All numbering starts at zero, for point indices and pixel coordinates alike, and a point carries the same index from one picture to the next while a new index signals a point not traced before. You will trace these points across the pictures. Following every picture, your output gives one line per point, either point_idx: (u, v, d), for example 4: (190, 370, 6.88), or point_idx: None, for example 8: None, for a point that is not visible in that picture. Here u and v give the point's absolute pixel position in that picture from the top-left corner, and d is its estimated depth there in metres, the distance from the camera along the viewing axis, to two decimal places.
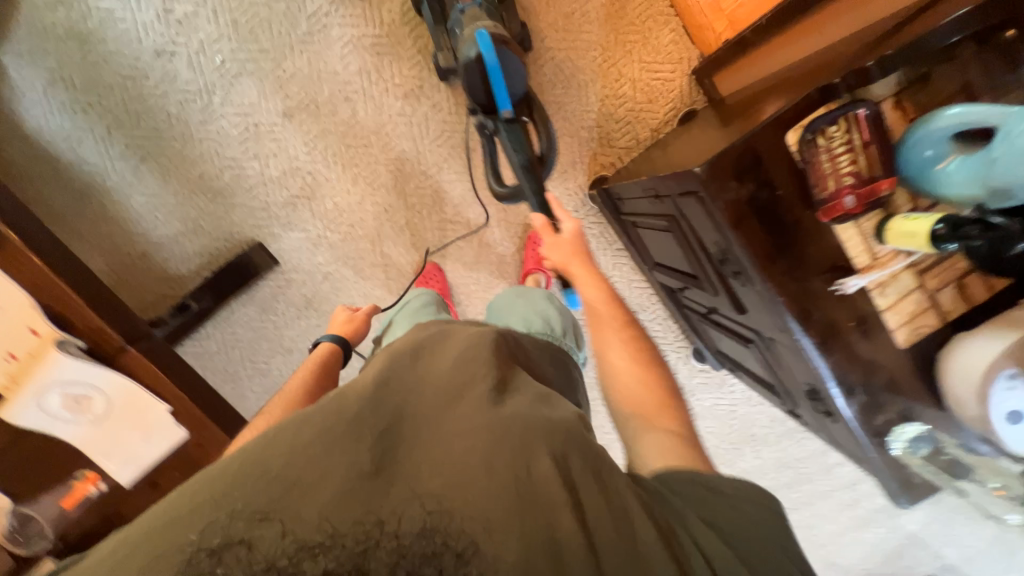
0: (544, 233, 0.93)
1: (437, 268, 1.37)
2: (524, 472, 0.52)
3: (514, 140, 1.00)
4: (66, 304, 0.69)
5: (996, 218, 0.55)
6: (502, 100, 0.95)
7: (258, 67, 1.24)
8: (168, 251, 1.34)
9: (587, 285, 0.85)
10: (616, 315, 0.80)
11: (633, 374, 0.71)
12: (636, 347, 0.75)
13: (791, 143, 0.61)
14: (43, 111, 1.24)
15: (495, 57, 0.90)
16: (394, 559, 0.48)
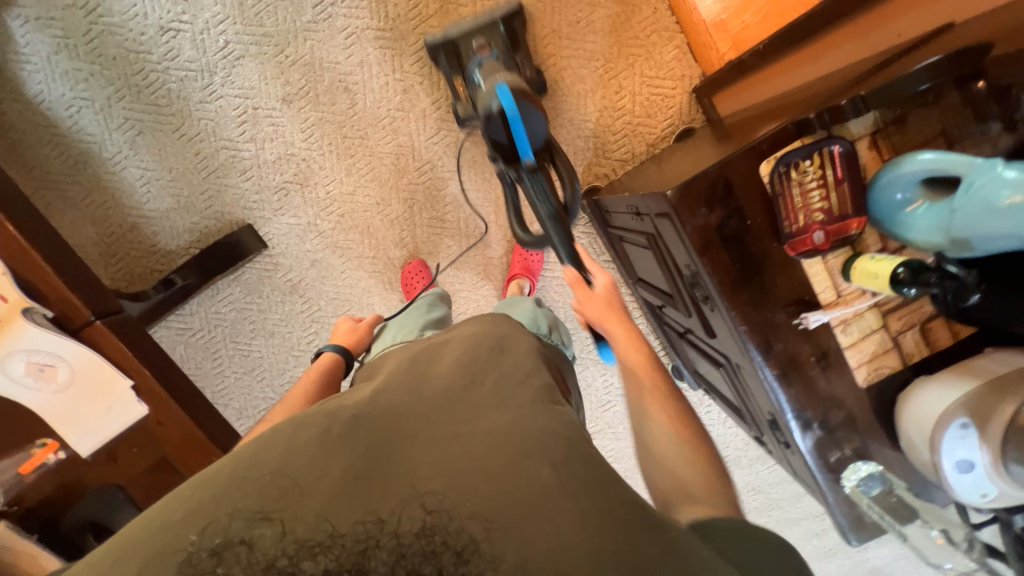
0: (576, 285, 0.89)
1: (424, 265, 1.36)
2: (527, 477, 0.50)
3: (539, 190, 0.93)
4: (41, 275, 0.70)
5: (952, 267, 0.57)
6: (524, 149, 0.89)
7: (261, 50, 1.24)
8: (158, 226, 1.35)
9: (625, 347, 0.80)
10: (657, 382, 0.73)
11: (680, 452, 0.64)
12: (681, 421, 0.68)
13: (763, 174, 0.61)
14: (45, 77, 1.25)
15: (517, 110, 0.85)
16: (393, 558, 0.45)
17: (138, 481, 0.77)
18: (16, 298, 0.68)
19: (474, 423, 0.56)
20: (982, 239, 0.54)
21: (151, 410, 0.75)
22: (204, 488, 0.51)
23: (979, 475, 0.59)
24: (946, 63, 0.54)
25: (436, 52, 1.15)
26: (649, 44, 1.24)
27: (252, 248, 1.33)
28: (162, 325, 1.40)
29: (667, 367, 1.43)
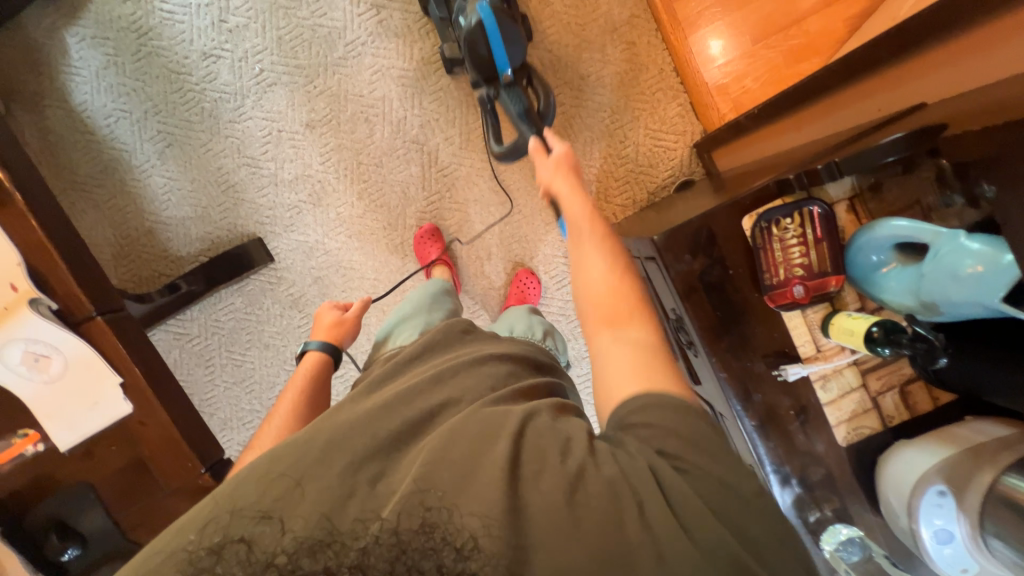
0: (535, 157, 0.89)
1: (437, 231, 1.38)
2: (482, 456, 0.52)
3: (513, 97, 1.09)
4: (51, 268, 0.73)
5: (922, 329, 0.58)
6: (501, 64, 1.05)
7: (292, 80, 1.34)
8: (173, 232, 1.41)
9: (570, 199, 0.78)
10: (594, 226, 0.72)
11: (607, 284, 0.64)
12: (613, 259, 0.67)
13: (746, 228, 0.64)
14: (91, 89, 1.35)
15: (494, 23, 1.02)
16: (393, 550, 0.49)
17: (110, 483, 0.77)
18: (26, 289, 0.71)
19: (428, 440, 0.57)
20: (949, 305, 0.56)
21: (137, 409, 0.76)
22: (205, 503, 0.55)
23: (960, 548, 0.58)
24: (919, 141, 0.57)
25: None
26: (654, 101, 1.32)
27: (259, 260, 1.38)
28: (164, 327, 1.43)
29: None
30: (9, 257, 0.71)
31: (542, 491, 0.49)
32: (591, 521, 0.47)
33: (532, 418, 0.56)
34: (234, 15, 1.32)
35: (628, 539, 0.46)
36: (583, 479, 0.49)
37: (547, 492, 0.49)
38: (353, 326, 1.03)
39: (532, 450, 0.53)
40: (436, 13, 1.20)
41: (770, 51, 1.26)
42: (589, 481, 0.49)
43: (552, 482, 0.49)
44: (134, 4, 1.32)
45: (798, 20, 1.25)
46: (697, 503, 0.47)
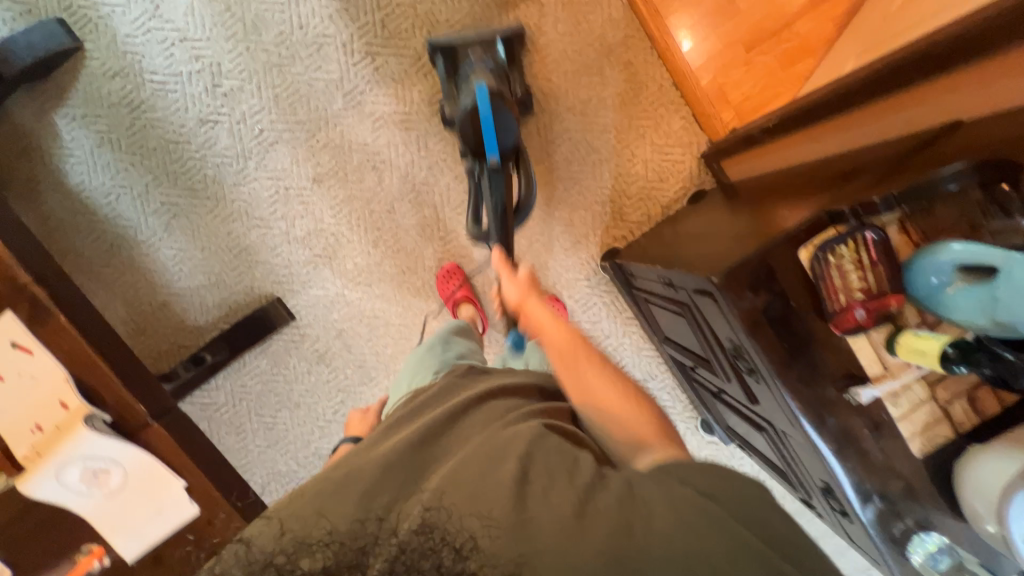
0: (501, 271, 0.98)
1: (459, 268, 1.38)
2: (495, 469, 0.59)
3: (495, 184, 1.03)
4: (99, 378, 0.71)
5: (1005, 351, 0.57)
6: (490, 148, 1.00)
7: (294, 136, 1.32)
8: (188, 302, 1.38)
9: (546, 323, 0.85)
10: (581, 348, 0.79)
11: (619, 406, 0.71)
12: (619, 382, 0.74)
13: (802, 259, 0.64)
14: (87, 168, 1.32)
15: (489, 110, 0.98)
16: (393, 552, 0.56)
17: None
18: (77, 405, 0.69)
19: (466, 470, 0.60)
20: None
21: (205, 506, 0.74)
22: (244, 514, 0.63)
23: None
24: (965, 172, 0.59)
25: (433, 54, 1.19)
26: (657, 116, 1.33)
27: (281, 320, 1.35)
28: (194, 399, 1.41)
29: (695, 421, 1.46)
30: (56, 373, 0.69)
31: (550, 502, 0.56)
32: (598, 523, 0.53)
33: (545, 438, 0.62)
34: (227, 78, 1.30)
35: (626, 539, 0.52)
36: (587, 488, 0.57)
37: (550, 502, 0.55)
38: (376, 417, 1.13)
39: (541, 466, 0.59)
40: (442, 69, 1.20)
41: (764, 58, 1.29)
42: (594, 489, 0.57)
43: (563, 494, 0.56)
44: (123, 78, 1.30)
45: (788, 23, 1.27)
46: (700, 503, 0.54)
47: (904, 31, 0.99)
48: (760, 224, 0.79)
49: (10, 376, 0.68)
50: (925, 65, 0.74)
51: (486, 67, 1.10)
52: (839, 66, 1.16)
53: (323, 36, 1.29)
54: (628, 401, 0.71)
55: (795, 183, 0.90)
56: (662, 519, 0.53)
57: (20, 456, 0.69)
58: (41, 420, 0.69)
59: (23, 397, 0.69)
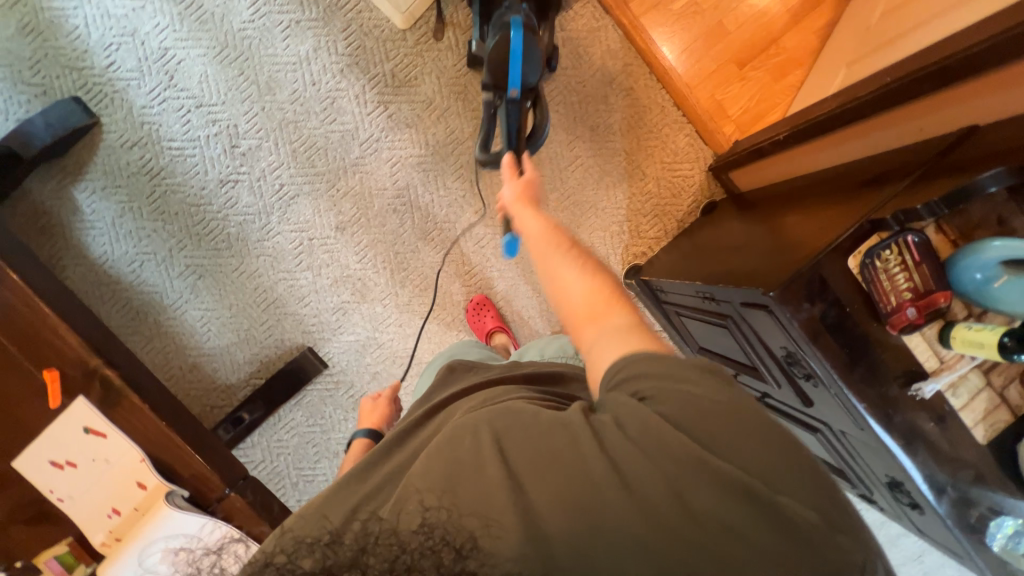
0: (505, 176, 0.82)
1: (487, 299, 1.40)
2: (476, 453, 0.54)
3: (511, 115, 1.08)
4: (173, 451, 0.71)
5: None
6: (512, 80, 1.05)
7: (315, 188, 1.35)
8: (218, 361, 1.37)
9: (525, 219, 0.73)
10: (556, 239, 0.67)
11: (581, 296, 0.61)
12: (580, 258, 0.64)
13: (852, 267, 0.69)
14: (109, 239, 1.33)
15: (520, 40, 1.03)
16: (391, 554, 0.52)
17: None
18: (156, 483, 0.70)
19: (454, 461, 0.54)
20: None
21: None
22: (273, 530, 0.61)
23: None
24: (1006, 172, 0.62)
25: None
26: (663, 136, 1.39)
27: (315, 370, 1.36)
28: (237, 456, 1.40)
29: None
30: (131, 454, 0.69)
31: (510, 465, 0.52)
32: (562, 480, 0.50)
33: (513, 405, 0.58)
34: (245, 138, 1.33)
35: (595, 493, 0.48)
36: (560, 454, 0.51)
37: (541, 475, 0.51)
38: (389, 404, 1.12)
39: (516, 439, 0.54)
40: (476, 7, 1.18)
41: (757, 73, 1.36)
42: (554, 437, 0.52)
43: (526, 456, 0.52)
44: (141, 147, 1.32)
45: (775, 40, 1.35)
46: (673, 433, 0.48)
47: (888, 40, 1.06)
48: (795, 233, 0.82)
49: (83, 462, 0.68)
50: (935, 75, 0.77)
51: (521, 9, 1.10)
52: (830, 75, 1.23)
53: (335, 90, 1.33)
54: (587, 272, 0.63)
55: (815, 192, 0.93)
56: (628, 460, 0.49)
57: (98, 543, 0.68)
58: (119, 503, 0.69)
59: (96, 483, 0.69)
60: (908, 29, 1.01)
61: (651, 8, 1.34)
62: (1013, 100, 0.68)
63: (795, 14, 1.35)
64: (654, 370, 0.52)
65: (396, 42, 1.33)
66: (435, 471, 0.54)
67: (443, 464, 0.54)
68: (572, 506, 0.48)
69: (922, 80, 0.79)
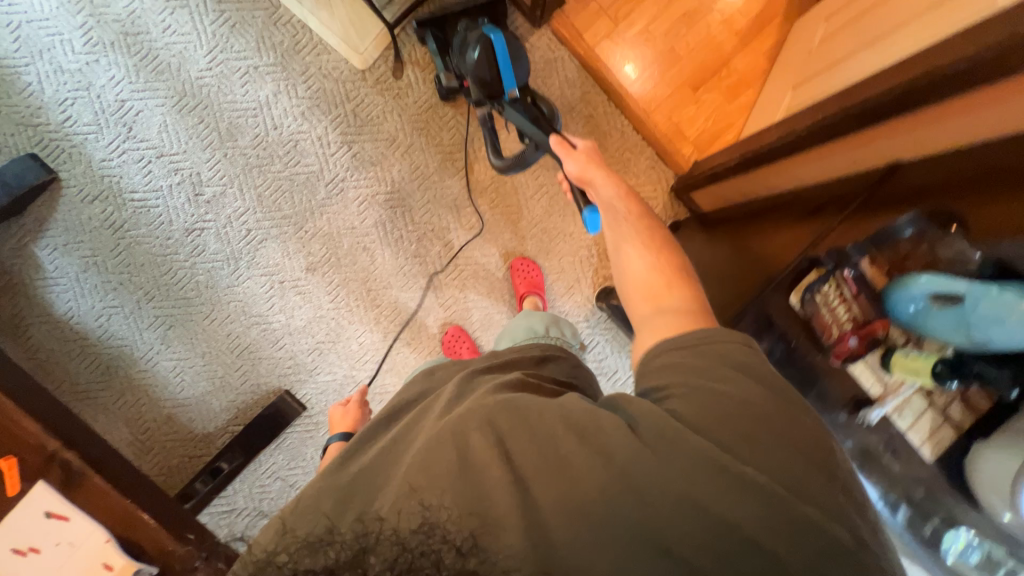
0: (560, 151, 0.97)
1: (462, 330, 1.40)
2: (492, 450, 0.53)
3: (520, 110, 1.06)
4: (138, 527, 0.72)
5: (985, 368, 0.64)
6: (507, 80, 1.06)
7: (283, 231, 1.35)
8: (194, 410, 1.35)
9: (603, 190, 0.92)
10: (631, 212, 0.87)
11: (646, 265, 0.77)
12: (646, 240, 0.81)
13: (796, 300, 0.83)
14: (74, 295, 1.31)
15: (504, 42, 1.07)
16: (394, 552, 0.51)
17: None
18: (122, 565, 0.70)
19: (465, 461, 0.53)
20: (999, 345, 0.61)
21: None
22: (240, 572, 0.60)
23: None
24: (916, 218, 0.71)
25: (422, 31, 1.25)
26: (624, 160, 1.41)
27: (294, 413, 1.35)
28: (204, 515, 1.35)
29: None
30: (97, 535, 0.70)
31: (513, 457, 0.53)
32: (572, 478, 0.50)
33: (513, 398, 0.57)
34: (209, 186, 1.33)
35: (597, 477, 0.49)
36: (568, 455, 0.51)
37: (553, 481, 0.50)
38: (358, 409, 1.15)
39: (521, 439, 0.54)
40: (434, 45, 1.25)
41: (711, 95, 1.40)
42: (563, 437, 0.53)
43: (528, 448, 0.53)
44: (103, 201, 1.31)
45: (725, 63, 1.40)
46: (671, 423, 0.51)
47: (829, 65, 1.10)
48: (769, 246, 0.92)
49: (46, 546, 0.67)
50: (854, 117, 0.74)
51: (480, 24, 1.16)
52: (779, 95, 1.27)
53: (298, 132, 1.34)
54: (651, 250, 0.79)
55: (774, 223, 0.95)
56: (644, 464, 0.49)
57: None
58: None
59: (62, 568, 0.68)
60: (849, 53, 1.05)
61: (604, 36, 1.37)
62: (940, 136, 0.68)
63: (743, 37, 1.40)
64: (694, 359, 0.58)
65: (355, 82, 1.34)
66: (432, 471, 0.53)
67: (434, 472, 0.53)
68: (580, 514, 0.48)
69: (842, 121, 0.77)
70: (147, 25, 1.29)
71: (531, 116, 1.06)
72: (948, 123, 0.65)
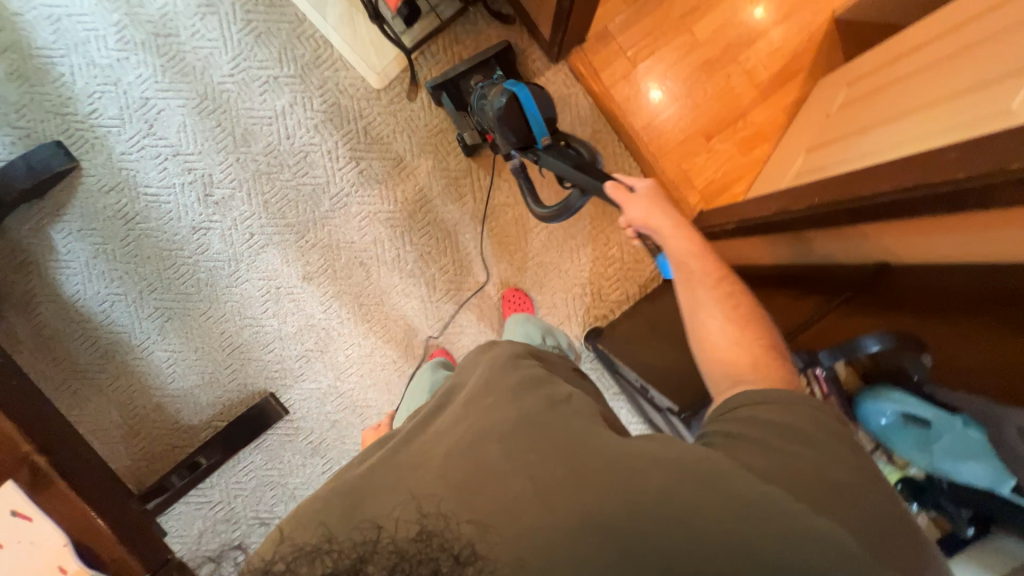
0: (618, 199, 0.85)
1: (447, 353, 1.41)
2: (519, 458, 0.53)
3: (558, 155, 0.99)
4: (94, 534, 0.77)
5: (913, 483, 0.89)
6: (539, 128, 1.03)
7: (284, 238, 1.38)
8: (182, 403, 1.40)
9: (675, 240, 0.82)
10: (709, 271, 0.77)
11: (732, 338, 0.70)
12: (731, 305, 0.73)
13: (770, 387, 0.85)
14: (82, 279, 1.36)
15: (528, 93, 1.03)
16: (391, 562, 0.47)
17: None
18: (75, 569, 0.74)
19: (488, 462, 0.53)
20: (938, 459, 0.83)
21: None
22: None
23: None
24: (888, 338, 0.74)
25: (438, 93, 1.30)
26: None
27: (276, 416, 1.38)
28: (185, 500, 1.39)
29: None
30: (54, 539, 0.75)
31: (531, 469, 0.52)
32: (589, 494, 0.50)
33: (535, 414, 0.59)
34: (219, 188, 1.36)
35: (613, 501, 0.49)
36: (586, 474, 0.51)
37: (564, 502, 0.49)
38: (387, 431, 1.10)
39: (544, 450, 0.54)
40: (450, 104, 1.31)
41: (724, 145, 1.38)
42: (587, 461, 0.52)
43: (552, 459, 0.53)
44: (118, 193, 1.36)
45: (743, 114, 1.37)
46: (702, 455, 0.53)
47: (844, 135, 1.08)
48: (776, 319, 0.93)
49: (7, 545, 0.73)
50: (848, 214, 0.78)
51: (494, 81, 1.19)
52: (791, 156, 1.24)
53: (309, 144, 1.37)
54: (735, 323, 0.72)
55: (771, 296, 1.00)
56: (671, 492, 0.49)
57: None
58: None
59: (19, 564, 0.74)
60: (866, 126, 1.02)
61: (621, 77, 1.36)
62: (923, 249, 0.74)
63: (763, 90, 1.37)
64: (781, 420, 0.57)
65: (370, 100, 1.36)
66: (450, 472, 0.53)
67: (448, 474, 0.53)
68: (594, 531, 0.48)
69: (835, 215, 0.81)
70: (177, 28, 1.33)
71: (571, 158, 0.98)
72: (925, 237, 0.72)
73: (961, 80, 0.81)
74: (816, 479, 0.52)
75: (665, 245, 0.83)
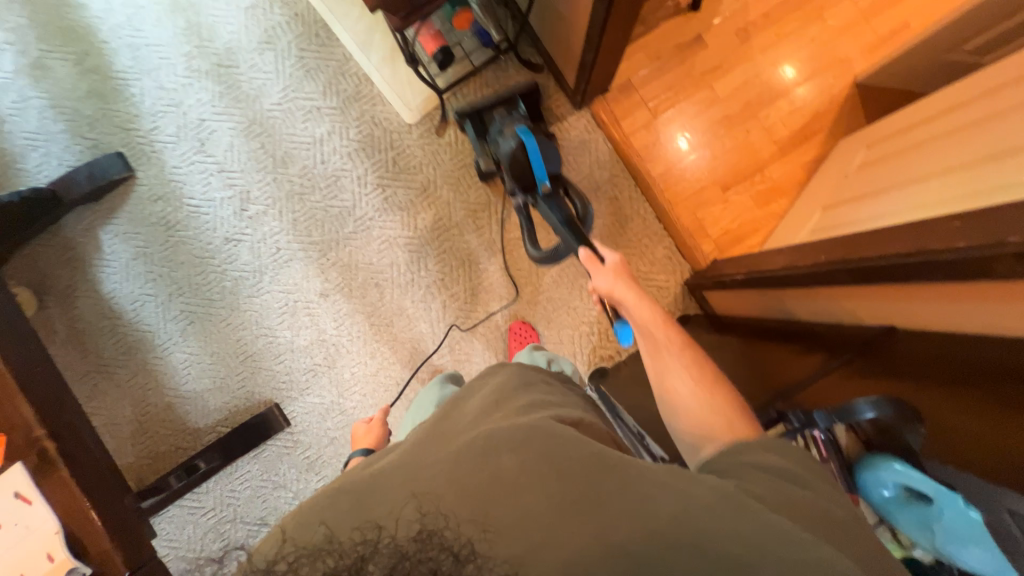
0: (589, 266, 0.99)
1: None
2: (529, 467, 0.52)
3: (553, 206, 1.11)
4: (85, 524, 0.80)
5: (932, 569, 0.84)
6: (541, 174, 1.12)
7: (308, 255, 1.45)
8: (192, 404, 1.44)
9: (637, 307, 0.90)
10: (669, 334, 0.84)
11: (698, 398, 0.72)
12: (694, 370, 0.77)
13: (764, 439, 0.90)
14: (120, 278, 1.46)
15: (535, 143, 1.11)
16: (393, 560, 0.47)
17: None
18: (62, 558, 0.78)
19: (497, 469, 0.52)
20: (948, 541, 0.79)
21: None
22: None
23: None
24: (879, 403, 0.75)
25: (461, 120, 1.34)
26: (641, 246, 1.40)
27: (277, 427, 1.40)
28: (184, 501, 1.41)
29: None
30: (48, 524, 0.79)
31: (545, 484, 0.50)
32: (596, 520, 0.48)
33: (546, 423, 0.58)
34: (255, 204, 1.46)
35: (630, 525, 0.47)
36: (595, 497, 0.49)
37: (575, 524, 0.48)
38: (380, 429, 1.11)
39: (557, 463, 0.52)
40: (472, 132, 1.35)
41: (740, 197, 1.39)
42: (603, 481, 0.50)
43: (562, 477, 0.51)
44: (165, 202, 1.47)
45: (761, 168, 1.39)
46: (725, 491, 0.51)
47: (860, 195, 1.07)
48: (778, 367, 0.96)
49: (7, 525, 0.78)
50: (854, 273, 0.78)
51: (513, 119, 1.26)
52: (807, 212, 1.25)
53: (341, 170, 1.46)
54: (700, 382, 0.75)
55: None
56: (690, 521, 0.47)
57: None
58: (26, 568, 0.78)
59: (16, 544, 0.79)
60: (882, 188, 1.02)
61: (641, 126, 1.41)
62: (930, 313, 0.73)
63: (781, 147, 1.39)
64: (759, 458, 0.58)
65: (402, 133, 1.46)
66: (460, 477, 0.52)
67: (456, 475, 0.52)
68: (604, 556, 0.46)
69: (841, 271, 0.81)
70: (239, 60, 1.48)
71: (563, 211, 1.11)
72: (934, 301, 0.71)
73: (976, 151, 0.81)
74: (821, 524, 0.51)
75: (629, 311, 0.91)
